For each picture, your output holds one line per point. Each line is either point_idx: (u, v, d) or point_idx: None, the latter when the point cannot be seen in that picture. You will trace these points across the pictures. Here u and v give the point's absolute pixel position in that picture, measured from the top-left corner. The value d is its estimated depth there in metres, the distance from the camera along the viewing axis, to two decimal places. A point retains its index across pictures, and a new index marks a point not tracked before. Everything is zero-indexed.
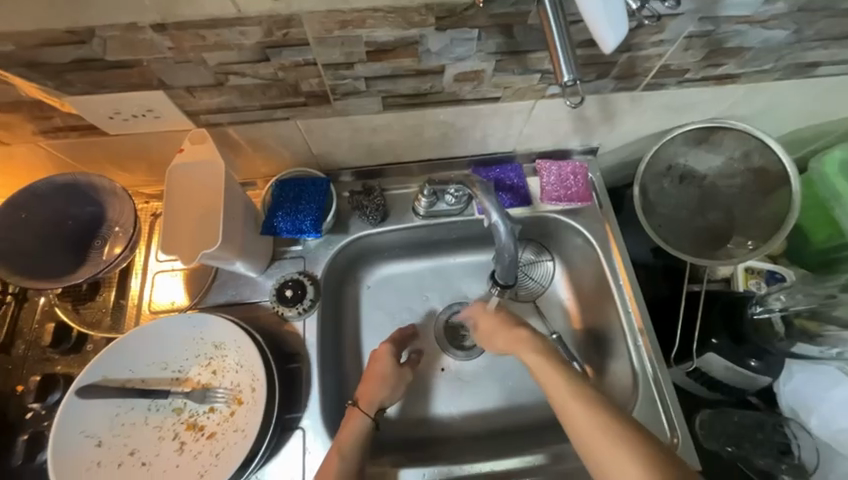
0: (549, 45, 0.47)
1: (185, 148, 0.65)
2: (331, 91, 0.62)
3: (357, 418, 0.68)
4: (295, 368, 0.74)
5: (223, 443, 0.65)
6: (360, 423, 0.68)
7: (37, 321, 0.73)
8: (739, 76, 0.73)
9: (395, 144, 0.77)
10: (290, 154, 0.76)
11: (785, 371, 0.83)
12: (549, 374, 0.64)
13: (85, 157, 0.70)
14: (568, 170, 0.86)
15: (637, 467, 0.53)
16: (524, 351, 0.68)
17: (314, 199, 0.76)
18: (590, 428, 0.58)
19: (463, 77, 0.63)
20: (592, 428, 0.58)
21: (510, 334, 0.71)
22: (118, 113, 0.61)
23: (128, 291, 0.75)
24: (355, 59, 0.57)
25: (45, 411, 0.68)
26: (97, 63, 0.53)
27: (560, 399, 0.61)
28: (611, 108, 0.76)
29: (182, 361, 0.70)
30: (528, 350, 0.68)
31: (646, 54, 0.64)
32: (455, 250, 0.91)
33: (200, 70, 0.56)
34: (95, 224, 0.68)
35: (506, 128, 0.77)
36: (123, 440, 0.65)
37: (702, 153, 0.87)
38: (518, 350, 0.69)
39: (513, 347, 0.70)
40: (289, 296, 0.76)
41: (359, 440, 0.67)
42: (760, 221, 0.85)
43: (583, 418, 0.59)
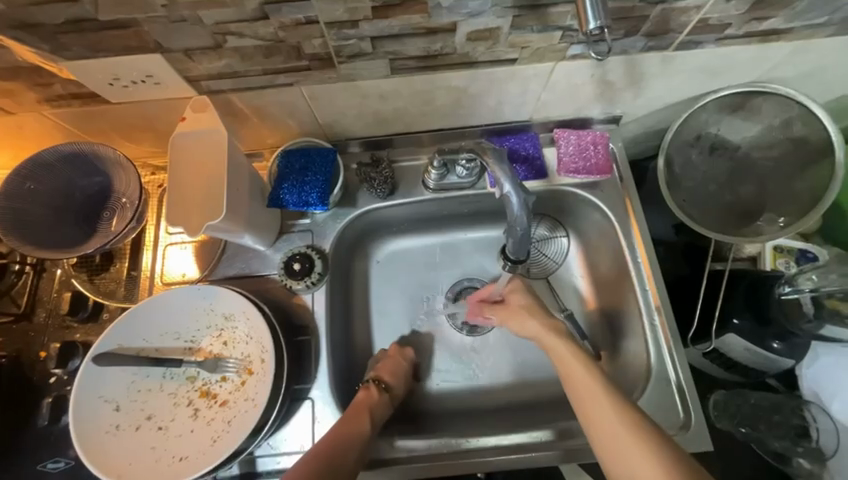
0: None
1: (188, 116, 0.63)
2: (336, 53, 0.58)
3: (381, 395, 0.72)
4: (304, 341, 0.74)
5: (234, 411, 0.67)
6: (382, 402, 0.71)
7: (55, 290, 0.75)
8: (787, 31, 0.65)
9: (404, 113, 0.73)
10: (295, 123, 0.74)
11: (812, 355, 0.79)
12: (576, 368, 0.63)
13: (90, 127, 0.69)
14: (588, 140, 0.80)
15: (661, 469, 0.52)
16: (556, 342, 0.67)
17: (320, 171, 0.74)
18: (621, 434, 0.55)
19: (476, 36, 0.58)
20: (616, 428, 0.56)
21: (542, 321, 0.70)
22: (118, 79, 0.59)
23: (140, 263, 0.76)
24: (360, 16, 0.53)
25: (68, 377, 0.71)
26: (91, 23, 0.50)
27: (587, 394, 0.60)
28: (638, 70, 0.70)
29: (194, 331, 0.71)
30: (560, 343, 0.67)
31: (683, 6, 0.58)
32: (466, 225, 0.88)
33: (197, 30, 0.52)
34: (103, 196, 0.69)
35: (522, 94, 0.72)
36: (140, 406, 0.67)
37: (736, 121, 0.80)
38: (547, 340, 0.68)
39: (542, 336, 0.69)
40: (297, 270, 0.75)
41: (381, 415, 0.70)
42: (796, 196, 0.79)
43: (615, 424, 0.56)
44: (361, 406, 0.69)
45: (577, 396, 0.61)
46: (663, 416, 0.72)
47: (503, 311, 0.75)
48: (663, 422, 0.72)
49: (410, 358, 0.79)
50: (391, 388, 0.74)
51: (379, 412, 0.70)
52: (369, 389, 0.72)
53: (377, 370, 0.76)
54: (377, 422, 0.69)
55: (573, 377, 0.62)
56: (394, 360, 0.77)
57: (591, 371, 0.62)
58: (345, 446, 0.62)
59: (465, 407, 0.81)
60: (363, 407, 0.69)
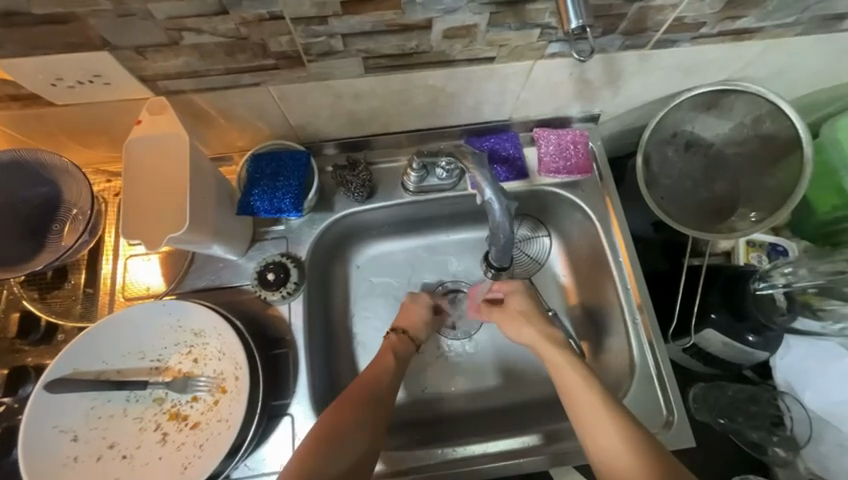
0: None
1: (144, 119, 0.58)
2: (304, 51, 0.55)
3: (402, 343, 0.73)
4: (281, 354, 0.71)
5: (207, 433, 0.63)
6: (403, 348, 0.72)
7: (2, 310, 0.68)
8: (758, 30, 0.66)
9: (381, 113, 0.71)
10: (265, 125, 0.69)
11: (784, 346, 0.81)
12: (569, 374, 0.62)
13: (34, 132, 0.63)
14: (567, 139, 0.80)
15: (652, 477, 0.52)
16: (550, 349, 0.66)
17: (293, 175, 0.70)
18: (616, 445, 0.55)
19: (453, 33, 0.56)
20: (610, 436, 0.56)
21: (539, 329, 0.69)
22: (61, 79, 0.53)
23: (98, 277, 0.70)
24: (328, 12, 0.50)
25: (19, 405, 0.65)
26: (24, 18, 0.45)
27: (582, 402, 0.59)
28: (616, 68, 0.69)
29: (160, 349, 0.66)
30: (556, 352, 0.65)
31: (659, 5, 0.57)
32: (448, 226, 0.86)
33: (148, 25, 0.48)
34: (50, 206, 0.62)
35: (501, 93, 0.71)
36: (101, 434, 0.62)
37: (710, 119, 0.81)
38: (543, 349, 0.67)
39: (537, 344, 0.68)
40: (271, 280, 0.71)
41: (404, 362, 0.71)
42: (767, 192, 0.81)
43: (613, 440, 0.55)
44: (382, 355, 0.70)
45: (575, 409, 0.60)
46: (647, 414, 0.73)
47: (499, 314, 0.74)
48: (647, 420, 0.72)
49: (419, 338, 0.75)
50: (415, 334, 0.75)
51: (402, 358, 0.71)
52: (392, 339, 0.73)
53: (396, 319, 0.76)
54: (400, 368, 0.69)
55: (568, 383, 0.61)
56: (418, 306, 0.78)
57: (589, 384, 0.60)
58: (367, 392, 0.63)
59: (450, 413, 0.79)
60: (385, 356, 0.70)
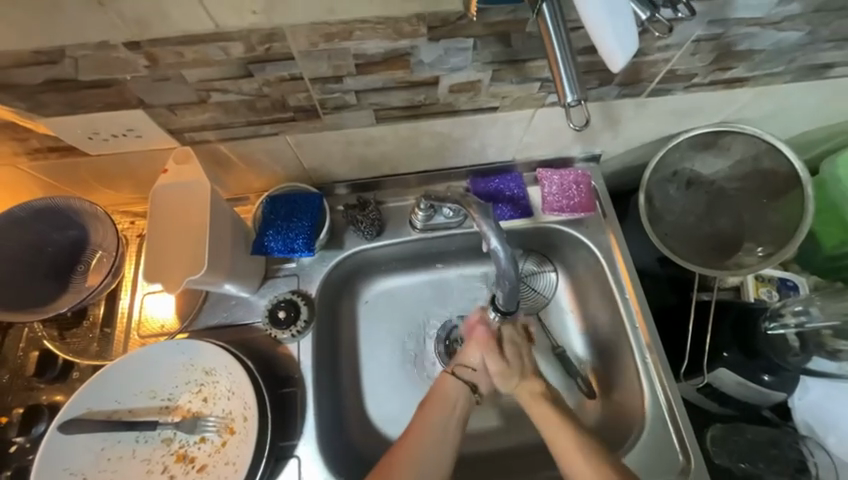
0: (550, 57, 0.39)
1: (169, 168, 0.62)
2: (321, 105, 0.59)
3: (449, 384, 0.70)
4: (289, 393, 0.71)
5: (213, 476, 0.63)
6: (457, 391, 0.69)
7: (21, 348, 0.70)
8: (749, 79, 0.69)
9: (390, 156, 0.74)
10: (280, 168, 0.73)
11: (802, 386, 0.79)
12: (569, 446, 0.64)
13: (66, 178, 0.67)
14: (570, 179, 0.82)
15: None
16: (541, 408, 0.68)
17: (306, 216, 0.73)
18: None
19: (459, 87, 0.60)
20: None
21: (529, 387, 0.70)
22: (97, 133, 0.58)
23: (116, 315, 0.72)
24: (344, 72, 0.54)
25: (30, 444, 0.65)
26: (70, 83, 0.50)
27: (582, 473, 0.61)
28: (614, 113, 0.72)
29: (171, 388, 0.67)
30: (564, 435, 0.65)
31: (652, 59, 0.61)
32: (455, 262, 0.88)
33: (180, 87, 0.53)
34: (77, 249, 0.65)
35: (505, 137, 0.74)
36: (109, 476, 0.62)
37: (709, 158, 0.84)
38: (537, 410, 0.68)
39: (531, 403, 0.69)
40: (281, 318, 0.73)
41: (447, 409, 0.68)
42: (771, 227, 0.82)
43: None
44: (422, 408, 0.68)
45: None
46: (662, 460, 0.71)
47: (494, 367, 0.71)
48: (662, 466, 0.70)
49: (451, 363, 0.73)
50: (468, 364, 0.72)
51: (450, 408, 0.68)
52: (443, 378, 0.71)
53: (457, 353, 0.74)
54: (441, 420, 0.66)
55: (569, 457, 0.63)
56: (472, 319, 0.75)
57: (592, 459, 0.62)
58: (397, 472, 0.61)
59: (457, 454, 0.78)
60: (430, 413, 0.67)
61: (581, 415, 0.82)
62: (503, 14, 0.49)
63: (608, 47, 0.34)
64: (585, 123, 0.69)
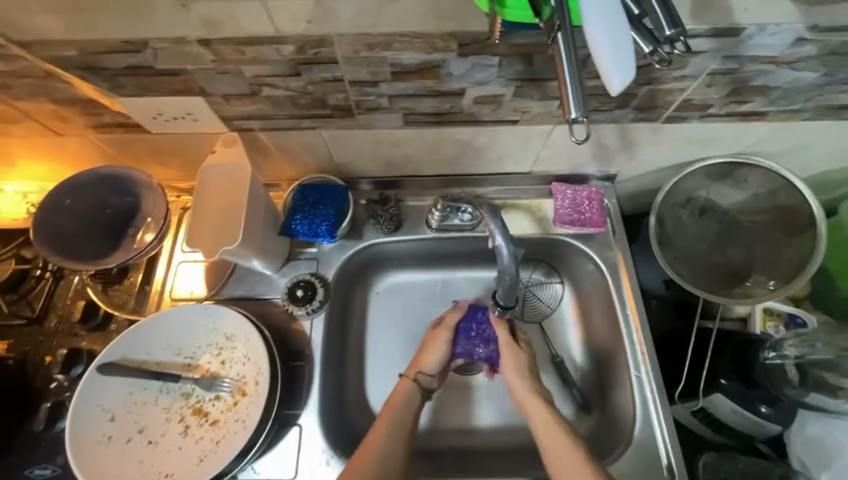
0: (553, 58, 0.39)
1: (218, 150, 0.70)
2: (356, 106, 0.65)
3: (406, 384, 0.74)
4: (298, 366, 0.77)
5: (223, 431, 0.69)
6: (409, 395, 0.72)
7: (70, 296, 0.78)
8: (767, 114, 0.72)
9: (413, 158, 0.80)
10: (313, 160, 0.80)
11: (799, 422, 0.79)
12: (558, 447, 0.64)
13: (127, 151, 0.76)
14: (583, 195, 0.86)
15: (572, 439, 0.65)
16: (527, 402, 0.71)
17: (331, 205, 0.79)
18: None
19: (483, 100, 0.65)
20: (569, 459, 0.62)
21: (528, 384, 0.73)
22: (161, 114, 0.66)
23: (153, 279, 0.80)
24: (380, 78, 0.60)
25: (68, 383, 0.73)
26: (147, 70, 0.58)
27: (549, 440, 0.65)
28: (630, 137, 0.76)
29: (195, 348, 0.74)
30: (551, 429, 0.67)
31: (669, 88, 0.64)
32: (465, 264, 0.92)
33: (237, 79, 0.60)
34: (130, 215, 0.73)
35: (523, 150, 0.78)
36: (133, 418, 0.70)
37: (725, 188, 0.85)
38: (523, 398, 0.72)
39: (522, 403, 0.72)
40: (299, 296, 0.79)
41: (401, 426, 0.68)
42: (781, 261, 0.83)
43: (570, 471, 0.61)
44: (384, 409, 0.70)
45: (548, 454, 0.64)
46: (646, 473, 0.73)
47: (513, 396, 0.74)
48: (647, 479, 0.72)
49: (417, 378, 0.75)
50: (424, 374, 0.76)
51: (439, 352, 0.77)
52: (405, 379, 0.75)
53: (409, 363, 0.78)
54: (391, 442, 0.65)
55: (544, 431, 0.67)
56: (428, 339, 0.79)
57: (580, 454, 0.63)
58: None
59: (445, 446, 0.83)
60: (420, 358, 0.77)
61: (573, 423, 0.84)
62: (527, 37, 0.55)
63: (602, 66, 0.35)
64: (586, 137, 0.73)
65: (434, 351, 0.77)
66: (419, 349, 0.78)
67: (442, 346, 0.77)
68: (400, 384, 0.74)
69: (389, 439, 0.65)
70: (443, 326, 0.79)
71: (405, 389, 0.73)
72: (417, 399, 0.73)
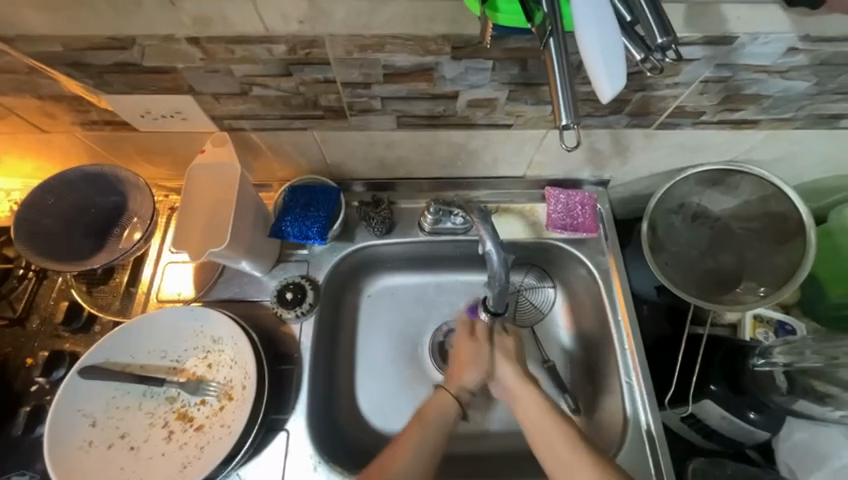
0: (545, 63, 0.38)
1: (208, 150, 0.69)
2: (348, 107, 0.65)
3: (445, 400, 0.70)
4: (286, 370, 0.75)
5: (208, 437, 0.68)
6: (444, 408, 0.69)
7: (53, 297, 0.76)
8: (759, 122, 0.72)
9: (407, 160, 0.79)
10: (305, 161, 0.79)
11: (787, 428, 0.80)
12: (568, 449, 0.62)
13: (115, 150, 0.75)
14: (577, 200, 0.86)
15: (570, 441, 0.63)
16: (527, 396, 0.69)
17: (322, 207, 0.78)
18: None
19: (477, 103, 0.64)
20: (579, 462, 0.61)
21: (519, 376, 0.71)
22: (149, 112, 0.65)
23: (139, 279, 0.79)
24: (372, 80, 0.59)
25: (49, 386, 0.72)
26: (134, 67, 0.57)
27: (555, 441, 0.63)
28: (623, 142, 0.76)
29: (181, 351, 0.73)
30: (553, 429, 0.65)
31: (662, 95, 0.64)
32: (457, 267, 0.91)
33: (227, 79, 0.59)
34: (116, 213, 0.73)
35: (517, 154, 0.78)
36: (116, 423, 0.68)
37: (716, 194, 0.86)
38: (521, 394, 0.69)
39: (519, 392, 0.70)
40: (288, 299, 0.78)
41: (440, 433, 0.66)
42: (772, 268, 0.83)
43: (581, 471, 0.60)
44: (415, 426, 0.66)
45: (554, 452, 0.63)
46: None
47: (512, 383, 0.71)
48: None
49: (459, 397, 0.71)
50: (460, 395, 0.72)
51: (482, 368, 0.72)
52: (440, 393, 0.71)
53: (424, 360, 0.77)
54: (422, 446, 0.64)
55: (546, 432, 0.65)
56: (467, 353, 0.74)
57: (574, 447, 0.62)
58: None
59: None
60: (461, 374, 0.72)
61: None
62: (521, 41, 0.54)
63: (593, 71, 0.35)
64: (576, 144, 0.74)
65: (476, 370, 0.72)
66: (456, 361, 0.74)
67: (483, 360, 0.73)
68: (438, 397, 0.70)
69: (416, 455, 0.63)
70: (482, 337, 0.75)
71: (443, 405, 0.69)
72: (452, 417, 0.68)
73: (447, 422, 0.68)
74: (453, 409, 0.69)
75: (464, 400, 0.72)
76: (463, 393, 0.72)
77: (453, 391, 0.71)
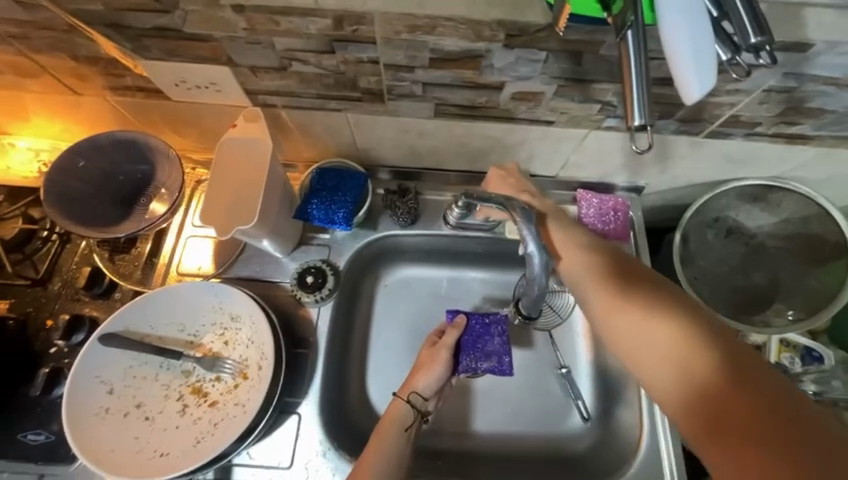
0: (620, 60, 0.36)
1: (239, 124, 0.67)
2: (387, 91, 0.62)
3: (399, 407, 0.70)
4: (302, 353, 0.75)
5: (222, 414, 0.68)
6: (401, 414, 0.69)
7: (75, 261, 0.76)
8: (815, 138, 0.68)
9: (438, 150, 0.77)
10: (335, 143, 0.77)
11: None
12: (656, 326, 0.54)
13: (146, 117, 0.73)
14: (610, 205, 0.81)
15: (661, 337, 0.54)
16: (576, 254, 0.64)
17: (349, 192, 0.76)
18: (677, 367, 0.52)
19: (521, 96, 0.62)
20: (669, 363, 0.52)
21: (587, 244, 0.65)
22: (184, 81, 0.63)
23: (161, 251, 0.78)
24: (417, 63, 0.57)
25: (67, 350, 0.72)
26: (174, 33, 0.55)
27: (639, 331, 0.55)
28: (667, 149, 0.72)
29: (199, 326, 0.73)
30: (607, 292, 0.60)
31: (719, 101, 0.60)
32: (478, 264, 0.89)
33: (267, 52, 0.57)
34: (143, 183, 0.72)
35: (553, 153, 0.75)
36: (132, 392, 0.69)
37: (757, 210, 0.82)
38: (564, 248, 0.65)
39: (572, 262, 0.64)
40: (308, 283, 0.77)
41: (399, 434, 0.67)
42: (805, 291, 0.80)
43: (672, 383, 0.52)
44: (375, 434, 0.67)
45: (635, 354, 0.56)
46: None
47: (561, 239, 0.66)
48: None
49: (413, 400, 0.72)
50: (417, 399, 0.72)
51: (433, 372, 0.73)
52: (396, 403, 0.71)
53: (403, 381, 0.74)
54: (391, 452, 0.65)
55: (611, 302, 0.59)
56: (423, 359, 0.75)
57: (646, 306, 0.56)
58: None
59: (443, 446, 0.82)
60: (413, 378, 0.73)
61: (574, 436, 0.83)
62: (580, 33, 0.51)
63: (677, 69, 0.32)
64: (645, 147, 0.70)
65: (427, 373, 0.73)
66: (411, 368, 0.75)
67: (436, 366, 0.74)
68: (392, 406, 0.70)
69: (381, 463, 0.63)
70: (438, 343, 0.76)
71: (397, 411, 0.69)
72: (408, 421, 0.69)
73: (402, 423, 0.68)
74: (409, 415, 0.69)
75: (421, 404, 0.72)
76: (418, 398, 0.72)
77: (406, 395, 0.72)
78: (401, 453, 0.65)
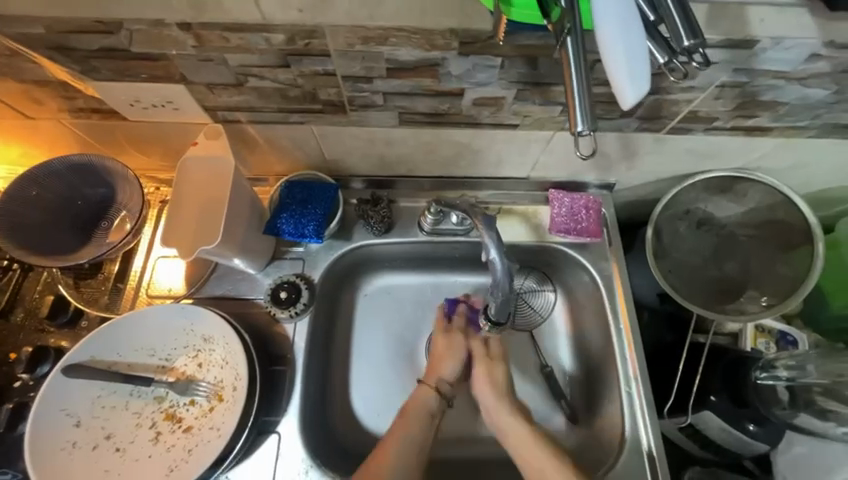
0: (562, 68, 0.36)
1: (200, 141, 0.66)
2: (348, 102, 0.62)
3: (424, 392, 0.72)
4: (278, 371, 0.73)
5: (197, 439, 0.66)
6: (425, 396, 0.72)
7: (38, 290, 0.74)
8: (773, 129, 0.70)
9: (407, 158, 0.76)
10: (303, 156, 0.76)
11: (786, 442, 0.79)
12: None
13: (105, 139, 0.72)
14: (581, 204, 0.83)
15: None
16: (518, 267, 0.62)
17: (320, 205, 0.76)
18: None
19: (482, 101, 0.62)
20: None
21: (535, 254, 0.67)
22: (139, 101, 0.62)
23: (128, 274, 0.76)
24: (375, 74, 0.57)
25: (33, 383, 0.69)
26: (123, 53, 0.54)
27: None
28: (632, 146, 0.73)
29: (170, 349, 0.71)
30: None
31: (675, 98, 0.61)
32: (456, 268, 0.89)
33: (222, 68, 0.56)
34: (104, 206, 0.70)
35: (522, 155, 0.76)
36: (101, 423, 0.66)
37: (723, 201, 0.83)
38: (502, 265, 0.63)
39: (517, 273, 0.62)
40: (283, 298, 0.75)
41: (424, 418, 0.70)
42: (777, 278, 0.81)
43: None
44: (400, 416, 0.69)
45: None
46: None
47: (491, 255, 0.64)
48: None
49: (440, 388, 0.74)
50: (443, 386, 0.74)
51: (457, 358, 0.75)
52: (423, 387, 0.73)
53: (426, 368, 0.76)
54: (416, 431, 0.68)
55: None
56: (442, 347, 0.76)
57: None
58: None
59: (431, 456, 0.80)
60: (437, 364, 0.75)
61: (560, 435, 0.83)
62: (533, 38, 0.52)
63: (615, 76, 0.33)
64: (592, 152, 0.73)
65: (450, 357, 0.75)
66: (432, 357, 0.77)
67: (457, 351, 0.76)
68: (418, 393, 0.72)
69: (405, 443, 0.66)
70: (455, 328, 0.78)
71: (422, 397, 0.72)
72: (433, 407, 0.71)
73: (428, 409, 0.71)
74: (434, 401, 0.72)
75: (445, 390, 0.74)
76: (443, 385, 0.74)
77: (433, 383, 0.74)
78: (423, 439, 0.68)
